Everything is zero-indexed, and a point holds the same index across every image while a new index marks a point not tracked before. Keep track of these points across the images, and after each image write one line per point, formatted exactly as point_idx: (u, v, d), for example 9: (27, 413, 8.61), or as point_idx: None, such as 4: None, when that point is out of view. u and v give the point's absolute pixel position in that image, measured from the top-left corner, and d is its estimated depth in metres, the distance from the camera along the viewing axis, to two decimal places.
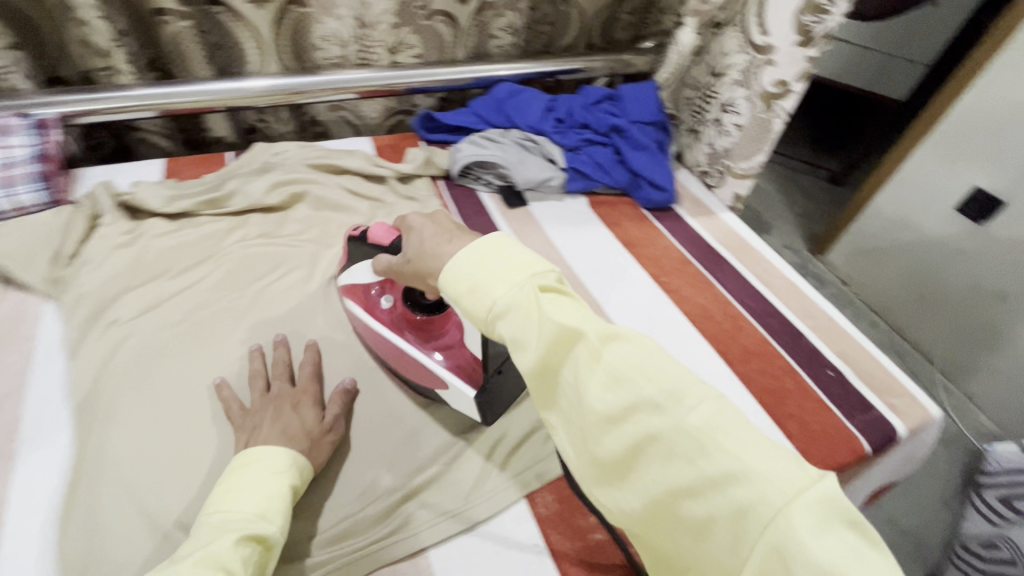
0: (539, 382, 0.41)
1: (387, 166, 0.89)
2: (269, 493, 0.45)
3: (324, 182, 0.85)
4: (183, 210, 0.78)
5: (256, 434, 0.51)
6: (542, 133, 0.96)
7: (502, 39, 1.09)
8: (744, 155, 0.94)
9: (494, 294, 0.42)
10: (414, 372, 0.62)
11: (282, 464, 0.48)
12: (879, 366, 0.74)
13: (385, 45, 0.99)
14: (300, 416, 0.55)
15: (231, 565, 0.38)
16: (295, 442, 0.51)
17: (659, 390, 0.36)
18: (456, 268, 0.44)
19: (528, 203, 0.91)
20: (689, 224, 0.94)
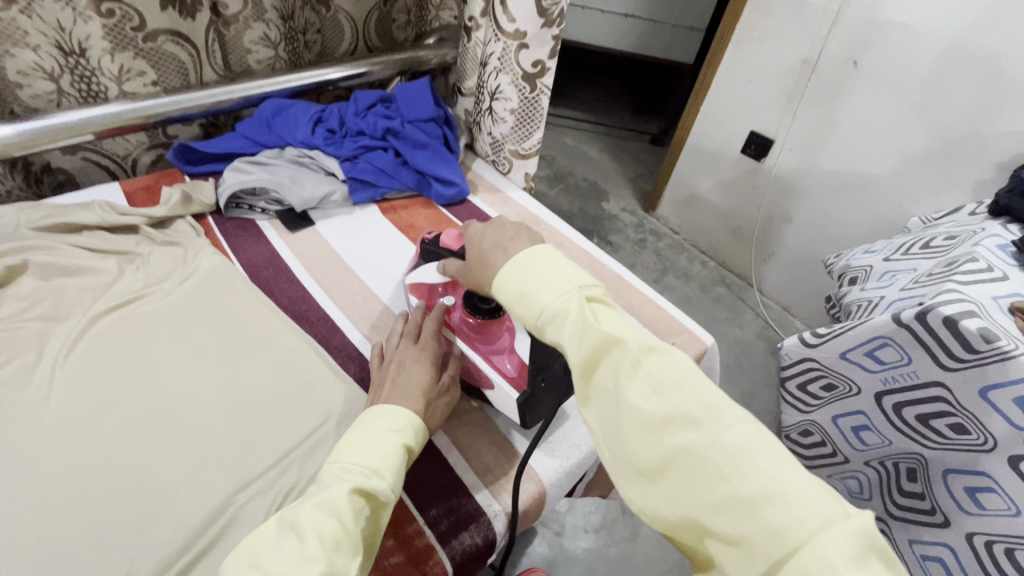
0: (581, 384, 0.44)
1: (134, 213, 0.78)
2: (385, 449, 0.47)
3: (50, 244, 0.72)
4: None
5: (383, 387, 0.55)
6: (316, 147, 0.91)
7: (260, 52, 1.00)
8: (522, 136, 0.99)
9: (547, 298, 0.46)
10: (462, 367, 0.63)
11: (402, 422, 0.50)
12: (660, 310, 0.81)
13: (109, 75, 0.86)
14: (417, 370, 0.57)
15: (342, 515, 0.42)
16: (413, 399, 0.54)
17: (699, 406, 0.39)
18: (511, 274, 0.48)
19: (314, 222, 0.87)
20: (484, 211, 0.95)
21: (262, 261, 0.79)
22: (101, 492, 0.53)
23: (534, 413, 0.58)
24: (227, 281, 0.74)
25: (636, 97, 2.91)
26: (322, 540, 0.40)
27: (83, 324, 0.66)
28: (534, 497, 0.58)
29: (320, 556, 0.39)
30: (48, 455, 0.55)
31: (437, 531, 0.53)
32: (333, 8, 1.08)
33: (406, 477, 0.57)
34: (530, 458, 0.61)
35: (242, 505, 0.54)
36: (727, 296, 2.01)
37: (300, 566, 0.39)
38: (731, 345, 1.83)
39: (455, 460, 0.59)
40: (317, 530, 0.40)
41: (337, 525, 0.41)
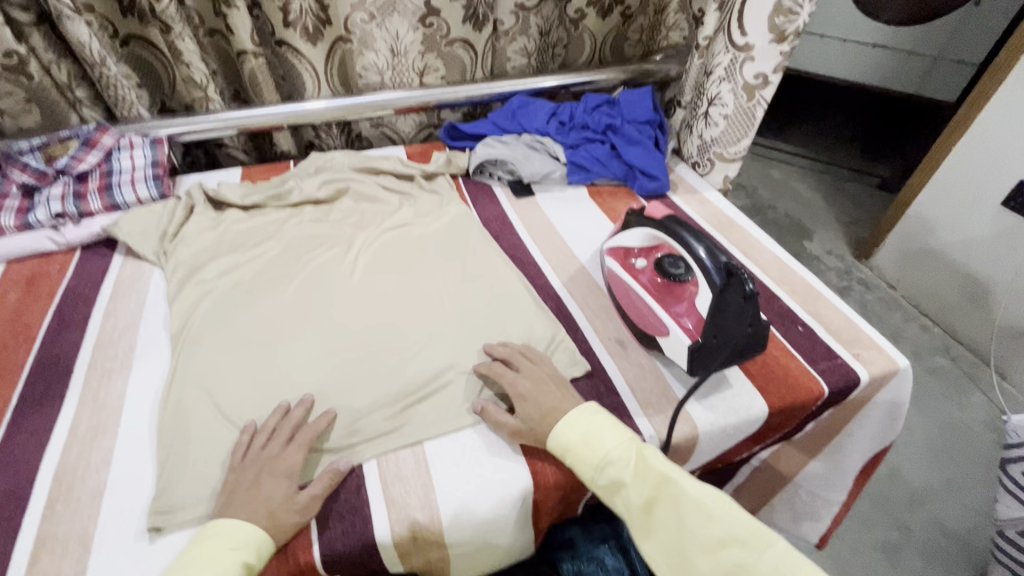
0: (642, 519, 0.56)
1: (415, 167, 1.06)
2: (219, 573, 0.48)
3: (363, 180, 1.03)
4: (254, 202, 0.97)
5: (232, 500, 0.55)
6: (548, 135, 1.10)
7: (518, 60, 1.23)
8: (731, 141, 1.06)
9: (605, 445, 0.59)
10: (641, 316, 0.74)
11: (245, 540, 0.51)
12: (851, 322, 0.79)
13: (415, 70, 1.16)
14: (268, 486, 0.56)
15: None
16: (264, 517, 0.53)
17: (746, 529, 0.51)
18: (569, 426, 0.60)
19: (535, 193, 1.05)
20: (682, 209, 1.03)
21: (493, 216, 1.00)
22: (373, 340, 0.75)
23: (702, 364, 0.66)
24: (467, 224, 0.96)
25: (869, 136, 2.63)
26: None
27: (374, 234, 0.93)
28: (686, 438, 0.65)
29: None
30: (346, 308, 0.79)
31: None
32: (581, 28, 1.27)
33: (579, 389, 0.69)
34: (687, 406, 0.68)
35: (457, 373, 0.71)
36: (947, 368, 1.71)
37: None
38: (944, 424, 1.55)
39: (622, 389, 0.70)
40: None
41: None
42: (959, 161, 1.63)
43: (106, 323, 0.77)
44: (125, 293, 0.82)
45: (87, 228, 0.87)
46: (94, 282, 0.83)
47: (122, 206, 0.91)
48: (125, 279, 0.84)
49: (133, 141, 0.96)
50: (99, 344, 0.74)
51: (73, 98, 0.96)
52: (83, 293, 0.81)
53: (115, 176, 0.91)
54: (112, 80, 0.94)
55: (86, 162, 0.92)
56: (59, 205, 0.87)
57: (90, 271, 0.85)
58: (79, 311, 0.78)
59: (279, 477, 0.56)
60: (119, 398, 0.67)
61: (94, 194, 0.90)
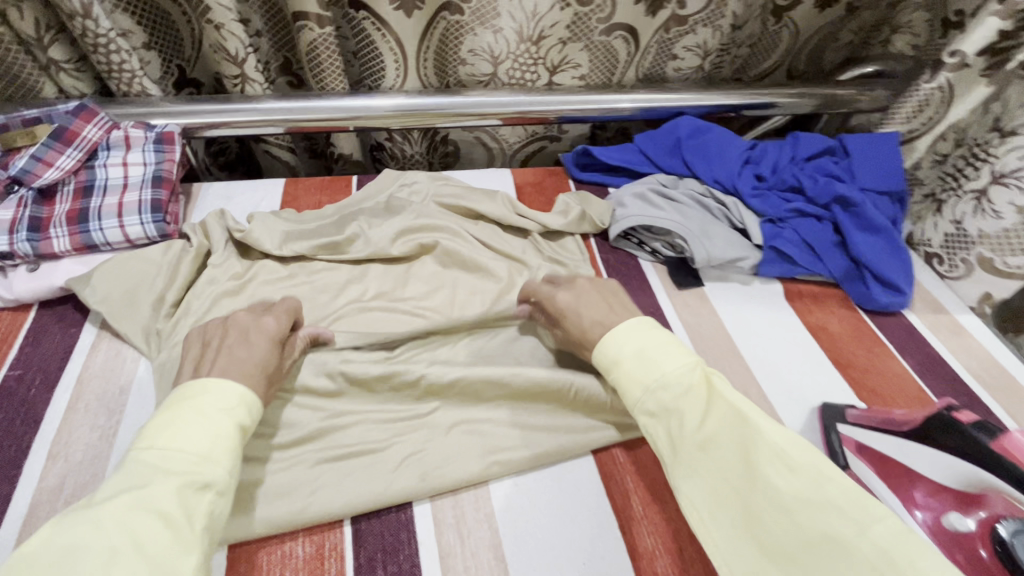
0: (689, 455, 0.41)
1: (533, 217, 0.72)
2: (214, 431, 0.39)
3: (456, 231, 0.69)
4: (297, 254, 0.64)
5: (211, 356, 0.45)
6: (734, 193, 0.73)
7: (687, 60, 0.84)
8: (1017, 248, 0.66)
9: (656, 371, 0.44)
10: None
11: (236, 398, 0.42)
12: None
13: (547, 64, 0.79)
14: (257, 347, 0.47)
15: (175, 520, 0.34)
16: (256, 377, 0.45)
17: (842, 491, 0.36)
18: (618, 343, 0.47)
19: (704, 282, 0.71)
20: (928, 341, 0.68)
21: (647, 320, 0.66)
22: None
23: None
24: None
25: None
26: (144, 547, 0.32)
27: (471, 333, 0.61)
28: None
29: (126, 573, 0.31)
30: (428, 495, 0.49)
31: None
32: (783, 21, 0.87)
33: None
34: None
35: None
36: None
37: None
38: None
39: None
40: (138, 536, 0.33)
41: (165, 523, 0.34)
42: None
43: (48, 468, 0.48)
44: (87, 404, 0.52)
45: (44, 282, 0.57)
46: (44, 377, 0.53)
47: (102, 247, 0.60)
48: (95, 374, 0.54)
49: (130, 137, 0.65)
50: (32, 520, 0.45)
51: (46, 60, 0.63)
52: (24, 395, 0.52)
53: (96, 198, 0.61)
54: (102, 40, 0.61)
55: (53, 168, 0.60)
56: (4, 239, 0.56)
57: (42, 351, 0.55)
58: (10, 436, 0.49)
59: (268, 342, 0.48)
60: None
61: (60, 225, 0.59)
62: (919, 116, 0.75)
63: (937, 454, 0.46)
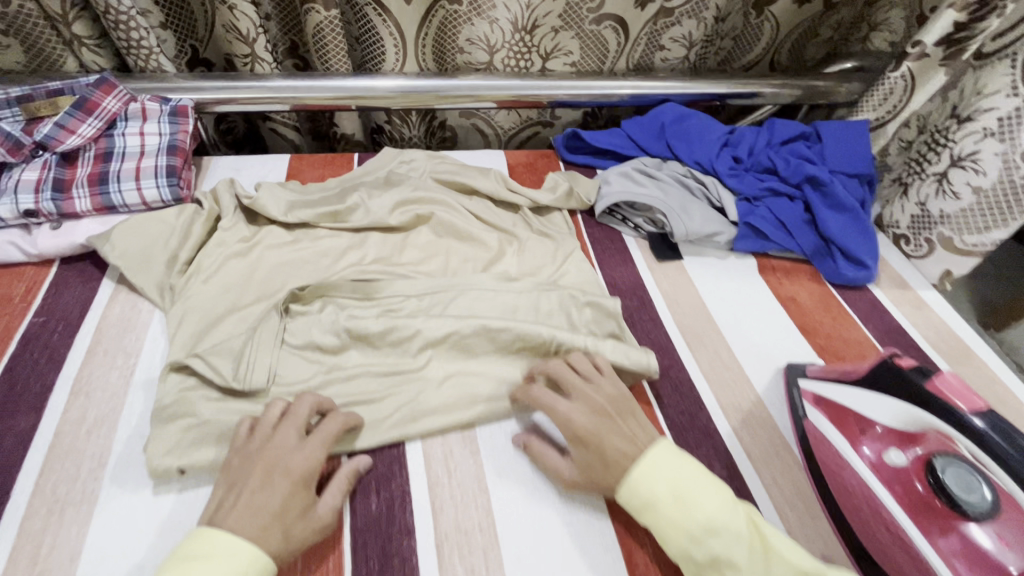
0: None
1: (523, 193, 0.76)
2: None
3: (451, 204, 0.74)
4: (301, 221, 0.69)
5: (229, 504, 0.42)
6: (713, 173, 0.78)
7: (673, 51, 0.89)
8: (974, 227, 0.72)
9: (693, 509, 0.43)
10: (883, 542, 0.47)
11: (242, 567, 0.39)
12: None
13: (540, 51, 0.84)
14: (281, 489, 0.43)
15: None
16: (268, 534, 0.41)
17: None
18: (647, 478, 0.45)
19: (683, 256, 0.75)
20: (890, 312, 0.73)
21: (626, 286, 0.71)
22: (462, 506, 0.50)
23: None
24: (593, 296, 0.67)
25: None
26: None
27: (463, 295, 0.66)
28: None
29: None
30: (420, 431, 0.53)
31: None
32: (765, 15, 0.92)
33: None
34: None
35: None
36: None
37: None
38: None
39: None
40: None
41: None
42: None
43: (71, 403, 0.52)
44: (106, 349, 0.56)
45: (66, 238, 0.61)
46: (66, 324, 0.58)
47: (120, 209, 0.64)
48: (113, 323, 0.59)
49: (146, 109, 0.69)
50: (57, 448, 0.49)
51: (69, 36, 0.68)
52: (48, 340, 0.56)
53: (115, 162, 0.65)
54: (122, 17, 0.66)
55: (75, 135, 0.64)
56: (30, 198, 0.61)
57: (65, 302, 0.59)
58: (36, 375, 0.53)
59: (293, 483, 0.44)
60: (66, 560, 0.43)
61: (82, 186, 0.63)
62: (886, 102, 0.81)
63: (886, 398, 0.50)
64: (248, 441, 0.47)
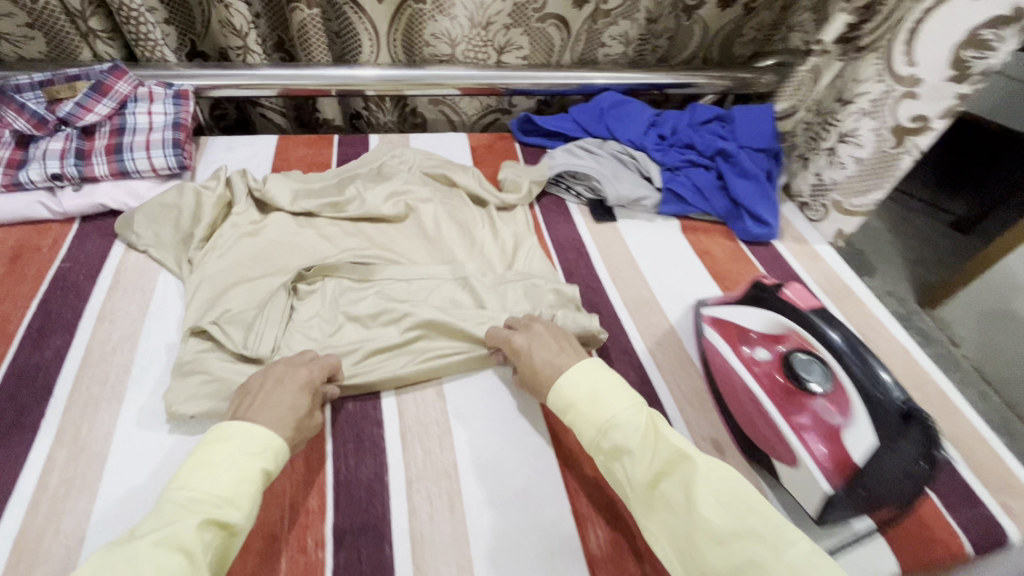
0: (645, 495, 0.46)
1: (492, 193, 0.85)
2: (237, 475, 0.44)
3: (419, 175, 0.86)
4: (304, 210, 0.78)
5: (246, 406, 0.51)
6: (642, 148, 0.92)
7: (613, 47, 1.03)
8: (856, 192, 0.87)
9: (609, 407, 0.51)
10: (752, 420, 0.59)
11: (263, 445, 0.47)
12: (997, 456, 0.65)
13: (495, 45, 0.97)
14: (292, 395, 0.53)
15: (191, 551, 0.38)
16: (283, 427, 0.50)
17: (765, 523, 0.41)
18: (570, 381, 0.53)
19: (617, 218, 0.88)
20: (789, 263, 0.87)
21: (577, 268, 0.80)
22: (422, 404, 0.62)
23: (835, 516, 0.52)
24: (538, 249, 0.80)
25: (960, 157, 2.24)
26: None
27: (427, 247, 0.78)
28: None
29: None
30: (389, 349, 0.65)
31: None
32: (695, 18, 1.06)
33: None
34: None
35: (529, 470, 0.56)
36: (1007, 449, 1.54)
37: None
38: None
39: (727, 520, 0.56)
40: (160, 566, 0.37)
41: (185, 558, 0.38)
42: None
43: (98, 327, 0.63)
44: (125, 288, 0.67)
45: (88, 199, 0.72)
46: (90, 268, 0.68)
47: (132, 174, 0.76)
48: (129, 268, 0.70)
49: (153, 92, 0.80)
50: (89, 358, 0.60)
51: (85, 29, 0.79)
52: (75, 281, 0.67)
53: (128, 136, 0.76)
54: (132, 14, 0.77)
55: (93, 112, 0.75)
56: (56, 164, 0.72)
57: (88, 251, 0.70)
58: (68, 306, 0.64)
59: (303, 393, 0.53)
60: (103, 438, 0.54)
61: (100, 155, 0.75)
62: (798, 92, 0.94)
63: (760, 310, 0.63)
64: (262, 370, 0.56)
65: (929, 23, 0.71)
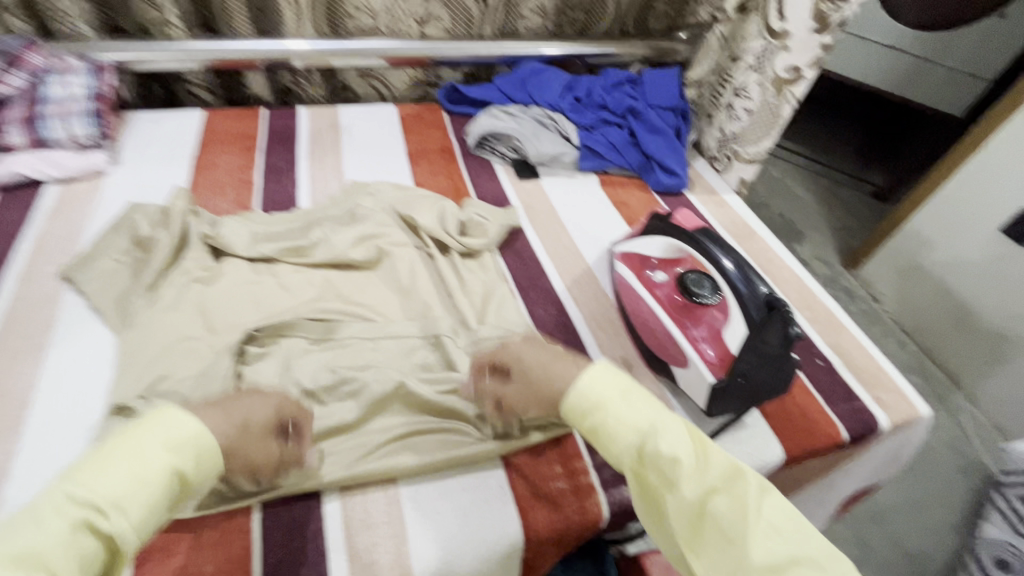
0: (694, 515, 0.43)
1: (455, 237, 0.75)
2: (141, 475, 0.37)
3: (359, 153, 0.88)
4: (265, 255, 0.69)
5: (215, 399, 0.45)
6: (560, 111, 0.98)
7: (532, 19, 1.10)
8: (752, 140, 0.98)
9: (642, 414, 0.47)
10: (653, 336, 0.65)
11: (186, 442, 0.40)
12: (873, 360, 0.73)
13: (414, 18, 1.01)
14: (252, 399, 0.46)
15: (56, 562, 0.33)
16: (227, 427, 0.43)
17: (819, 552, 0.41)
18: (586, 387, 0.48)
19: (540, 175, 0.94)
20: (698, 209, 0.94)
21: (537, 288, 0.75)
22: None
23: (720, 406, 0.59)
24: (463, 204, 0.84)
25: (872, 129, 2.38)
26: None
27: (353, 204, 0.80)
28: None
29: None
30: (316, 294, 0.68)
31: (601, 474, 0.57)
32: None
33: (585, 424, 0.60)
34: None
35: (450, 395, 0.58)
36: (922, 389, 1.68)
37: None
38: None
39: None
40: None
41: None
42: (966, 178, 1.58)
43: (20, 288, 0.63)
44: (48, 252, 0.68)
45: (4, 167, 0.73)
46: (9, 234, 0.69)
47: (52, 144, 0.77)
48: (51, 233, 0.70)
49: (69, 65, 0.80)
50: (11, 316, 0.60)
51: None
52: None
53: (46, 106, 0.76)
54: None
55: (6, 84, 0.75)
56: None
57: (7, 219, 0.70)
58: None
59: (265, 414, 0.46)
60: (28, 386, 0.55)
61: (16, 126, 0.75)
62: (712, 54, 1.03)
63: (657, 237, 0.68)
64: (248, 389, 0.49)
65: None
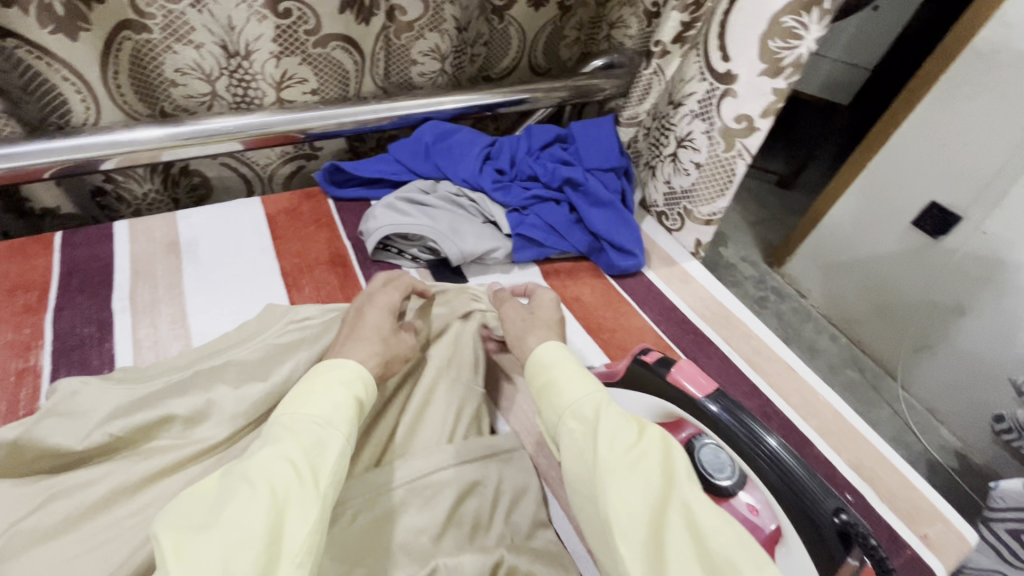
0: (617, 476, 0.38)
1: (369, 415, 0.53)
2: (337, 399, 0.41)
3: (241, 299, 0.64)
4: None
5: (342, 336, 0.50)
6: (480, 188, 0.78)
7: (427, 65, 0.87)
8: (704, 201, 0.82)
9: (584, 387, 0.45)
10: None
11: (351, 374, 0.44)
12: (902, 477, 0.61)
13: (270, 80, 0.76)
14: (376, 317, 0.52)
15: (300, 463, 0.36)
16: (375, 343, 0.48)
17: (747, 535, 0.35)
18: (546, 354, 0.48)
19: (467, 277, 0.73)
20: (662, 292, 0.78)
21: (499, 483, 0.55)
22: None
23: None
24: None
25: None
26: (274, 488, 0.34)
27: None
28: None
29: (269, 502, 0.33)
30: None
31: None
32: (506, 19, 0.94)
33: None
34: None
35: None
36: (859, 383, 1.54)
37: (239, 520, 0.32)
38: None
39: None
40: (269, 475, 0.34)
41: (293, 468, 0.35)
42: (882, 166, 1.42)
43: None
44: None
45: None
46: None
47: None
48: None
49: None
50: None
51: None
52: None
53: None
54: None
55: None
56: None
57: None
58: None
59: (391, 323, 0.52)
60: None
61: None
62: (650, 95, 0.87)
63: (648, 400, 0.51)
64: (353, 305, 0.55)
65: (734, 15, 0.68)
